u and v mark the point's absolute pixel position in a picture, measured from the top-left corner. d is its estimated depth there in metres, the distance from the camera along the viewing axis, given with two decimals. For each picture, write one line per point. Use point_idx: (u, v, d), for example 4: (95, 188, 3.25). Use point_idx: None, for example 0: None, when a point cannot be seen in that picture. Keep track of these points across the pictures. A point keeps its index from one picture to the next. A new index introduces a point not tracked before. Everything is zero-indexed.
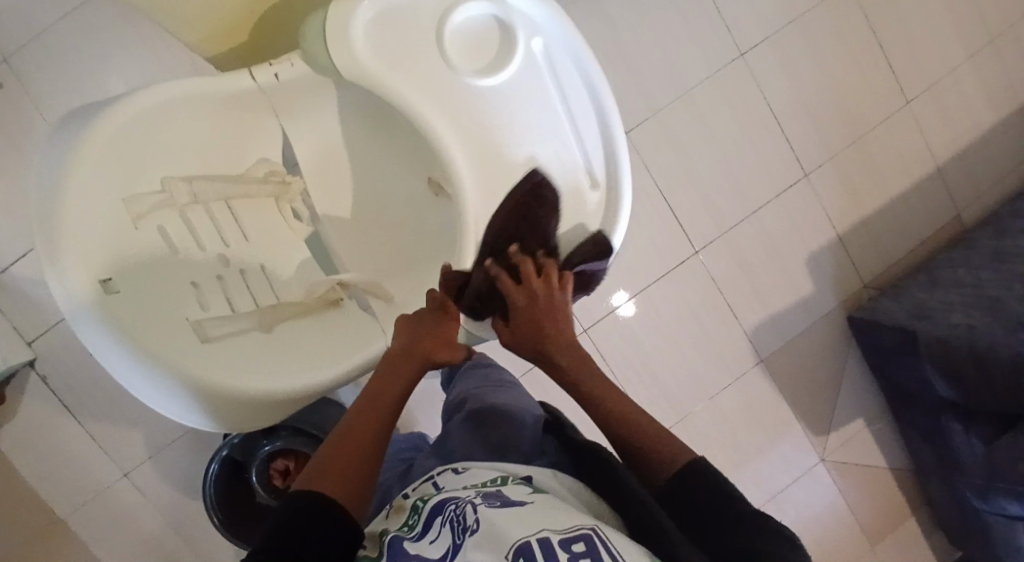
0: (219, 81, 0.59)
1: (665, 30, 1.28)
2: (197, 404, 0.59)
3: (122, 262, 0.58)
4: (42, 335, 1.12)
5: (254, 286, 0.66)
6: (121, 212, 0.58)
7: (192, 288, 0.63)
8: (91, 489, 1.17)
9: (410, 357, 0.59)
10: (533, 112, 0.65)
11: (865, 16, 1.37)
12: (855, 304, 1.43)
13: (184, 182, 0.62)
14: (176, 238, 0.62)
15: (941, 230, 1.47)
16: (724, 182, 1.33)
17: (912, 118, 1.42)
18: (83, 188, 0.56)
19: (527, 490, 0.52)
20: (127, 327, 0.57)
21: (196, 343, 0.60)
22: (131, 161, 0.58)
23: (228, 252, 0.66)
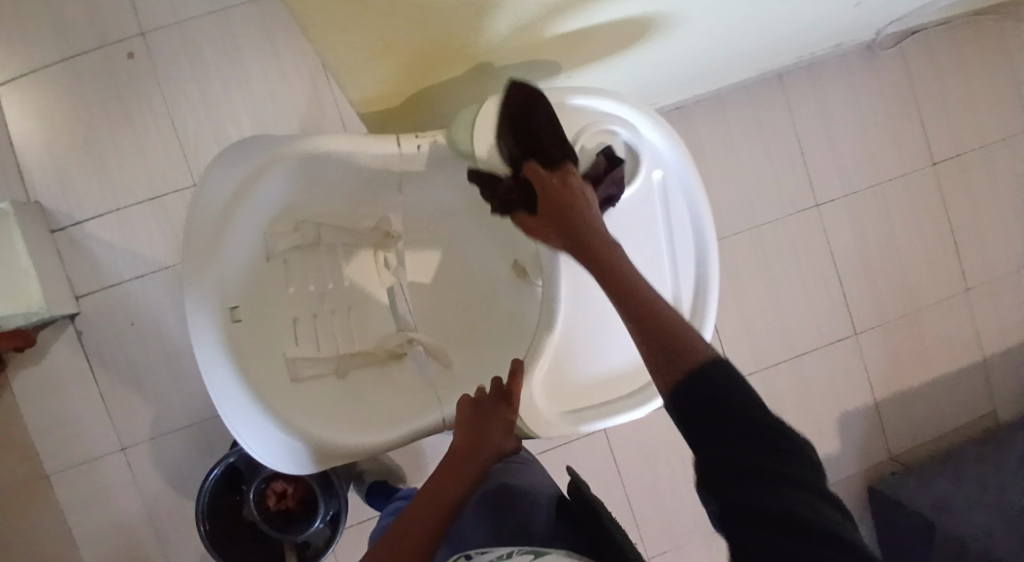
0: (370, 143, 0.59)
1: (749, 160, 1.32)
2: (275, 441, 0.58)
3: (243, 289, 0.60)
4: (91, 293, 1.15)
5: (336, 328, 0.70)
6: (257, 243, 0.61)
7: (292, 323, 0.66)
8: (85, 454, 1.17)
9: (475, 455, 0.62)
10: (637, 238, 0.67)
11: (943, 197, 1.40)
12: (876, 473, 1.40)
13: (313, 224, 0.66)
14: (289, 272, 0.66)
15: (976, 422, 1.45)
16: (773, 319, 1.34)
17: (969, 305, 1.43)
18: (240, 217, 0.58)
19: None
20: (238, 353, 0.58)
21: (287, 381, 0.62)
22: (281, 200, 0.60)
23: (326, 291, 0.70)
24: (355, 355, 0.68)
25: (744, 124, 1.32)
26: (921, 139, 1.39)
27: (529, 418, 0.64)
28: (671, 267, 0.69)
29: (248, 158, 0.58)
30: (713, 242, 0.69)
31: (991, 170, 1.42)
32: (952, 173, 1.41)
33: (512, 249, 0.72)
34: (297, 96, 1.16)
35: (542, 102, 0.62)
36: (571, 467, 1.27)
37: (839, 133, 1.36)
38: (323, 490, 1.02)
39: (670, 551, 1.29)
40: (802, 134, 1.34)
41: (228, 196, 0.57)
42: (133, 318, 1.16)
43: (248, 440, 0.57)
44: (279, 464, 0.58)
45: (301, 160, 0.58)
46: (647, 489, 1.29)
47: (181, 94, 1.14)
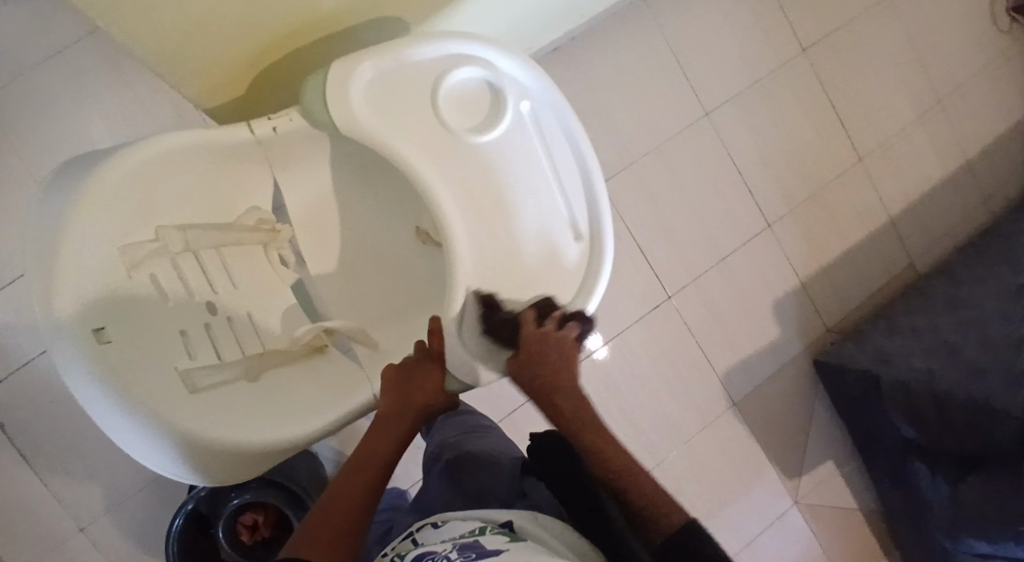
0: (220, 132, 0.59)
1: (636, 83, 1.34)
2: (181, 457, 0.57)
3: (108, 310, 0.57)
4: (0, 381, 1.08)
5: (241, 333, 0.67)
6: (112, 257, 0.57)
7: (181, 335, 0.62)
8: (42, 545, 1.11)
9: (404, 416, 0.61)
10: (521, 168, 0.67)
11: (821, 77, 1.46)
12: (820, 348, 1.47)
13: (176, 230, 0.62)
14: (165, 284, 0.62)
15: (898, 278, 1.53)
16: (693, 230, 1.38)
17: (868, 172, 1.50)
18: (81, 235, 0.55)
19: (504, 540, 0.51)
20: (117, 377, 0.55)
21: (186, 394, 0.59)
22: (124, 210, 0.57)
23: (216, 298, 0.66)
24: (265, 354, 0.66)
25: (622, 49, 1.33)
26: (788, 26, 1.43)
27: (458, 367, 0.65)
28: (560, 190, 0.69)
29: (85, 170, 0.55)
30: (592, 155, 0.69)
31: (859, 42, 1.48)
32: (825, 52, 1.46)
33: (412, 217, 0.73)
34: (164, 123, 1.10)
35: (388, 54, 0.62)
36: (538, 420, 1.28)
37: (714, 37, 1.38)
38: (294, 510, 0.99)
39: (652, 472, 1.33)
40: (679, 46, 1.36)
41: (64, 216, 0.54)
42: (53, 394, 1.10)
43: (155, 460, 0.56)
44: (182, 475, 0.58)
45: (138, 163, 0.56)
46: (617, 421, 1.31)
47: (38, 150, 1.07)
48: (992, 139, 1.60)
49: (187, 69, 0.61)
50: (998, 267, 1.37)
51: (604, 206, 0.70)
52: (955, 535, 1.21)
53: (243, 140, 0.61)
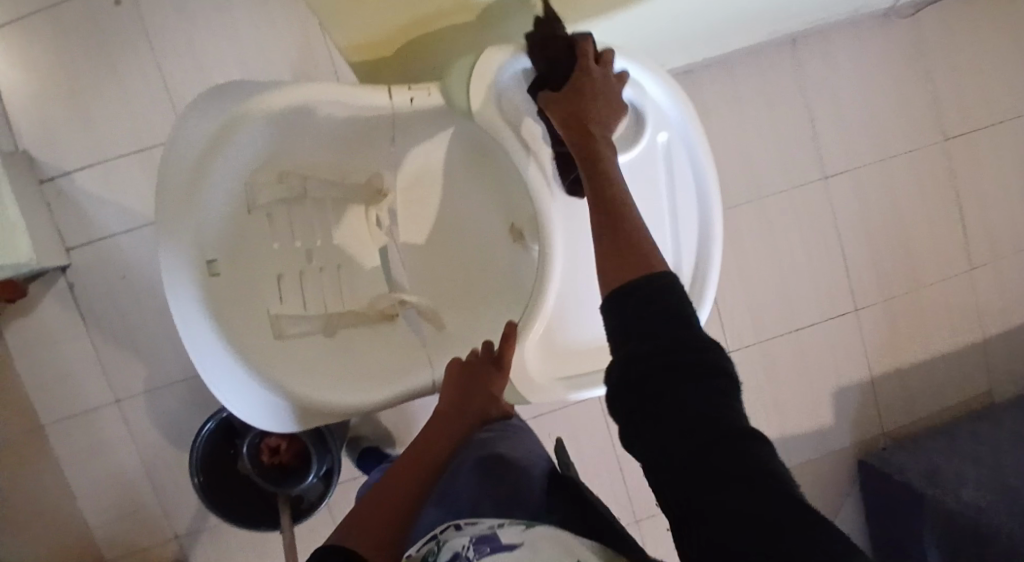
0: (364, 95, 0.59)
1: (757, 128, 1.29)
2: (262, 403, 0.58)
3: (223, 245, 0.59)
4: (82, 246, 1.14)
5: (327, 288, 0.68)
6: (238, 194, 0.60)
7: (277, 280, 0.64)
8: (80, 407, 1.17)
9: (460, 415, 0.62)
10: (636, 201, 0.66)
11: (953, 173, 1.37)
12: (867, 447, 1.41)
13: (301, 177, 0.64)
14: (275, 227, 0.65)
15: (972, 399, 1.44)
16: (773, 291, 1.33)
17: (973, 281, 1.41)
18: (218, 167, 0.57)
19: (519, 530, 0.52)
20: (217, 309, 0.57)
21: (272, 337, 0.61)
22: (261, 153, 0.60)
23: (314, 247, 0.68)
24: (343, 313, 0.67)
25: (752, 90, 1.28)
26: (935, 112, 1.35)
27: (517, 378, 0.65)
28: (672, 225, 0.67)
29: (230, 100, 0.57)
30: (716, 196, 0.67)
31: (1004, 145, 1.39)
32: (964, 147, 1.37)
33: (508, 211, 0.72)
34: (293, 48, 1.12)
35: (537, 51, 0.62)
36: (564, 434, 1.26)
37: (851, 102, 1.32)
38: (318, 450, 1.02)
39: (661, 515, 1.30)
40: (813, 101, 1.31)
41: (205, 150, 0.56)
42: (125, 272, 1.15)
43: (235, 403, 0.57)
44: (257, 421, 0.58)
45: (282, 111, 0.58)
46: (640, 454, 1.29)
47: (175, 44, 1.11)
48: None
49: (346, 23, 0.63)
50: None
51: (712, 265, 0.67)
52: None
53: (381, 105, 0.60)
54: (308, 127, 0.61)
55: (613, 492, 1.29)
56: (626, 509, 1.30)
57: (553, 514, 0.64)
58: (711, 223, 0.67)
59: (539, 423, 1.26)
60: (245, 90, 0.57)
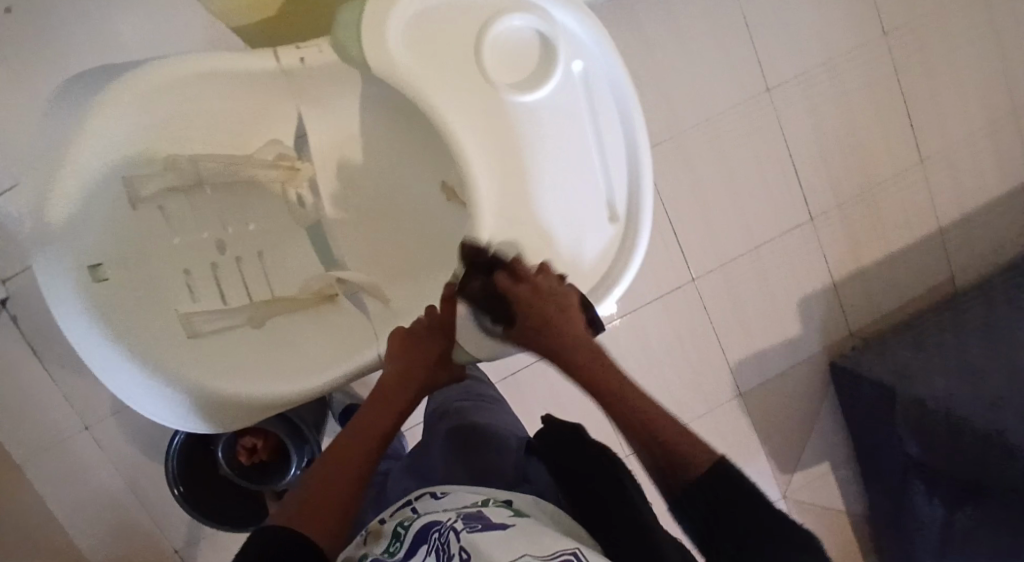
0: (248, 55, 0.58)
1: (697, 49, 1.26)
2: (176, 401, 0.57)
3: (109, 244, 0.58)
4: (20, 275, 1.07)
5: (247, 276, 0.67)
6: (115, 188, 0.57)
7: (184, 275, 0.63)
8: (47, 439, 1.12)
9: (407, 385, 0.60)
10: (561, 136, 0.65)
11: (897, 69, 1.36)
12: (839, 351, 1.43)
13: (190, 160, 0.61)
14: (172, 219, 0.62)
15: (935, 292, 1.47)
16: (731, 212, 1.32)
17: (926, 176, 1.42)
18: (85, 162, 0.54)
19: (508, 513, 0.52)
20: (110, 313, 0.56)
21: (184, 336, 0.60)
22: (134, 141, 0.57)
23: (226, 237, 0.66)
24: (272, 302, 0.65)
25: (687, 10, 1.25)
26: (871, 7, 1.33)
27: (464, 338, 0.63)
28: (600, 157, 0.66)
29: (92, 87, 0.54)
30: (641, 124, 0.66)
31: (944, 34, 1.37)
32: (905, 41, 1.36)
33: (438, 171, 0.68)
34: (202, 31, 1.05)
35: None
36: (544, 386, 1.26)
37: (787, 10, 1.29)
38: (295, 443, 0.99)
39: None
40: (750, 13, 1.28)
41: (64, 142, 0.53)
42: None
43: (145, 403, 0.56)
44: (172, 419, 0.58)
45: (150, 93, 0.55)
46: None
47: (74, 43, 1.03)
48: None
49: None
50: None
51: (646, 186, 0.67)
52: None
53: (268, 64, 0.59)
54: (179, 105, 0.58)
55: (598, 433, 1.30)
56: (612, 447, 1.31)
57: (529, 484, 0.63)
58: (638, 150, 0.66)
59: (517, 380, 1.25)
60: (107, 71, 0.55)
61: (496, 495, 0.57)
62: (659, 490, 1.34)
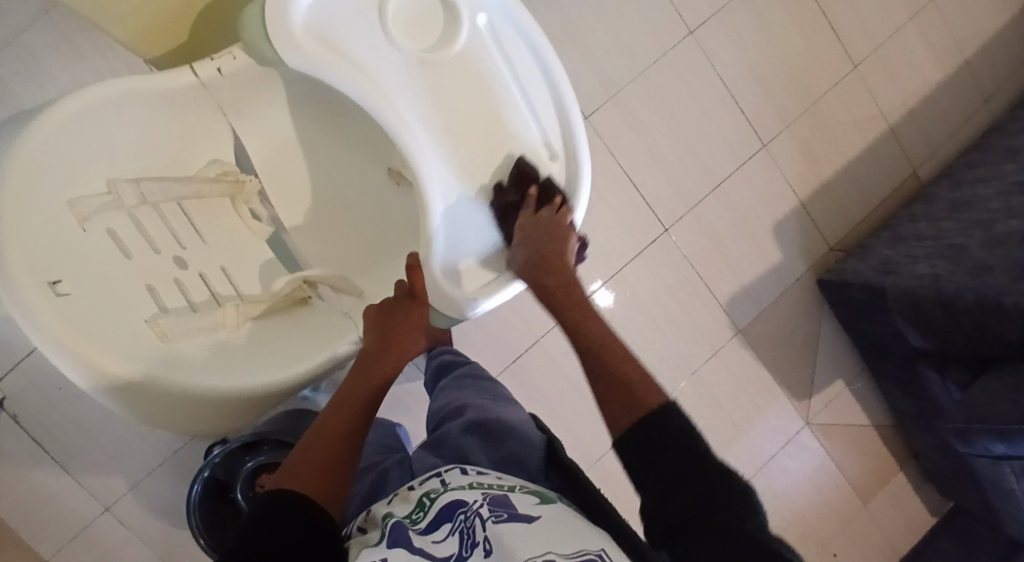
0: (166, 79, 0.61)
1: (615, 7, 1.28)
2: (164, 413, 0.55)
3: (64, 259, 0.54)
4: (9, 373, 1.05)
5: (213, 285, 0.66)
6: (62, 211, 0.55)
7: (148, 290, 0.60)
8: (73, 528, 1.10)
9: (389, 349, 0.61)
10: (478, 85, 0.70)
11: None
12: (823, 267, 1.45)
13: (130, 183, 0.60)
14: (122, 236, 0.60)
15: (900, 189, 1.50)
16: (686, 156, 1.34)
17: (863, 80, 1.45)
18: (30, 180, 0.52)
19: (535, 503, 0.54)
20: (80, 329, 0.52)
21: (161, 343, 0.57)
22: (72, 159, 0.56)
23: (183, 253, 0.65)
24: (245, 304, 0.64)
25: None
26: None
27: (436, 300, 0.67)
28: (524, 100, 0.72)
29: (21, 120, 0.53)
30: (555, 59, 0.72)
31: None
32: None
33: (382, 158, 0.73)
34: None
35: None
36: (547, 365, 1.27)
37: None
38: None
39: None
40: None
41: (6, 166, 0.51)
42: (63, 381, 1.07)
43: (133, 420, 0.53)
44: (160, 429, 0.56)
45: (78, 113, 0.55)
46: None
47: None
48: (991, 35, 1.54)
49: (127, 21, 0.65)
50: (1003, 166, 1.33)
51: (573, 116, 0.72)
52: (971, 437, 1.19)
53: (187, 81, 0.62)
54: (105, 123, 0.58)
55: None
56: None
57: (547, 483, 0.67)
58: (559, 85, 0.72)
59: (518, 366, 1.26)
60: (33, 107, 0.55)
61: (523, 486, 0.59)
62: None
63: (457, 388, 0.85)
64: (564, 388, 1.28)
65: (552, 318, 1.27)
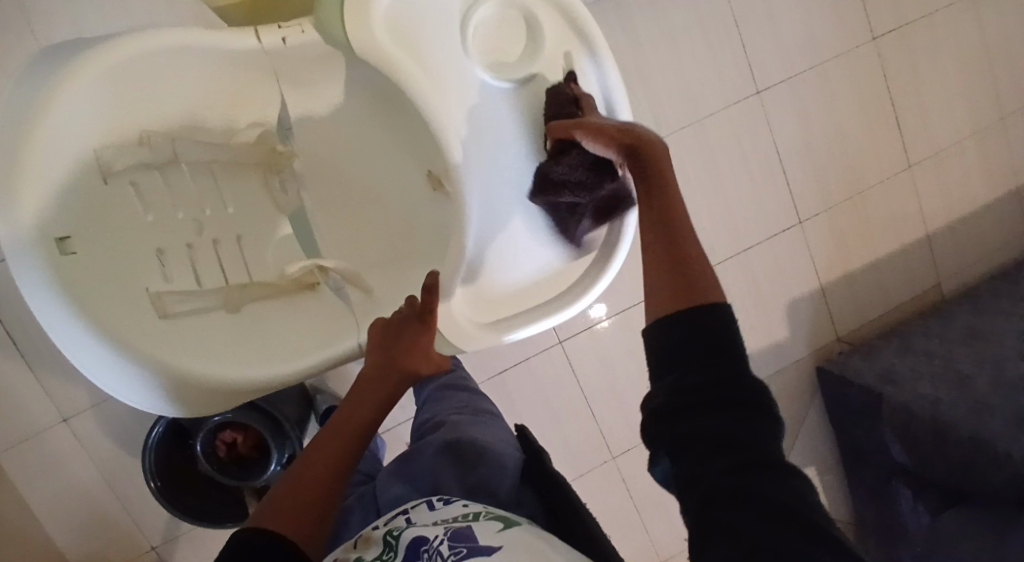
0: (224, 37, 0.62)
1: (688, 49, 1.26)
2: (144, 383, 0.61)
3: (74, 214, 0.60)
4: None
5: (225, 258, 0.69)
6: (87, 156, 0.60)
7: (156, 255, 0.65)
8: (24, 430, 1.08)
9: (386, 376, 0.61)
10: (532, 118, 0.72)
11: (885, 74, 1.37)
12: (826, 355, 1.43)
13: (163, 136, 0.64)
14: (145, 198, 0.65)
15: (920, 297, 1.48)
16: (721, 214, 1.32)
17: (913, 182, 1.42)
18: (55, 123, 0.57)
19: (496, 527, 0.52)
20: (71, 284, 0.58)
21: (155, 318, 0.63)
22: (105, 108, 0.60)
23: (203, 218, 0.68)
24: (248, 287, 0.68)
25: (679, 10, 1.24)
26: (860, 12, 1.33)
27: (455, 331, 0.68)
28: None
29: (63, 60, 0.57)
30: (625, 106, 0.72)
31: (930, 41, 1.38)
32: (894, 47, 1.36)
33: (425, 160, 0.71)
34: None
35: None
36: (533, 385, 1.25)
37: (777, 12, 1.29)
38: (274, 437, 0.94)
39: (634, 449, 1.31)
40: (740, 15, 1.27)
41: (37, 98, 0.56)
42: None
43: (112, 384, 0.60)
44: (138, 399, 0.61)
45: (111, 70, 0.58)
46: (606, 395, 1.28)
47: None
48: None
49: None
50: None
51: None
52: None
53: (248, 46, 0.63)
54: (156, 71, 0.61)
55: (586, 435, 1.29)
56: (599, 449, 1.30)
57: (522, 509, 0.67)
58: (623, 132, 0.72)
59: (503, 379, 1.24)
60: (75, 47, 0.58)
61: (487, 512, 0.57)
62: (646, 494, 1.33)
63: (437, 400, 0.85)
64: (541, 412, 1.26)
65: (548, 341, 1.24)
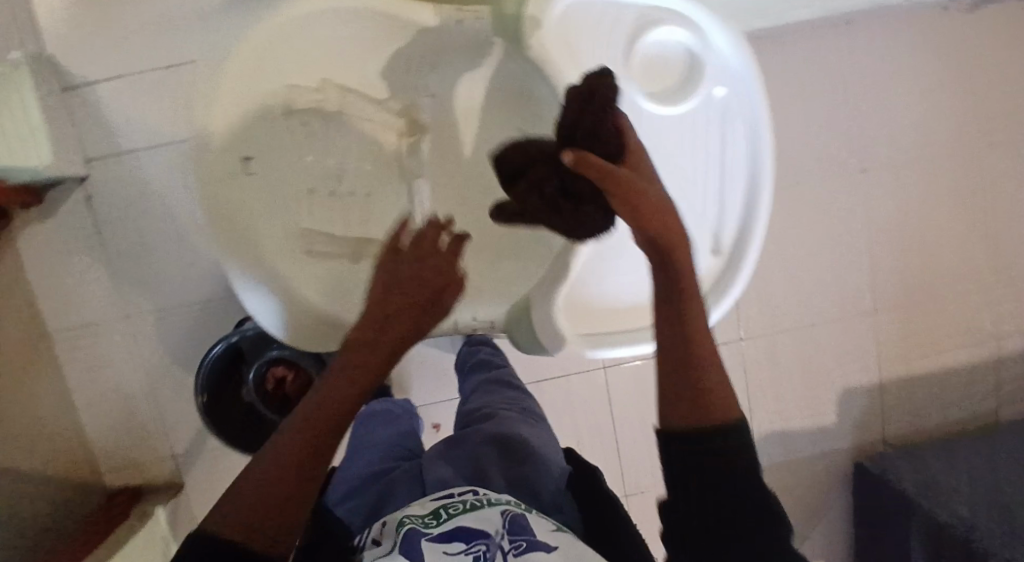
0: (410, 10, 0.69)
1: (798, 113, 1.24)
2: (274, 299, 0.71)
3: (260, 143, 0.72)
4: (104, 158, 1.09)
5: (353, 214, 0.78)
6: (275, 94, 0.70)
7: (307, 194, 0.76)
8: (88, 319, 1.13)
9: (388, 328, 0.52)
10: (675, 146, 0.73)
11: (998, 181, 1.31)
12: (865, 450, 1.40)
13: (338, 89, 0.72)
14: (307, 141, 0.75)
15: (980, 415, 1.42)
16: (793, 283, 1.30)
17: (1000, 297, 1.36)
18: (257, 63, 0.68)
19: (550, 527, 0.53)
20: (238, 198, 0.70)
21: (298, 247, 0.74)
22: (294, 56, 0.70)
23: (346, 171, 0.77)
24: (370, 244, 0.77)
25: (799, 72, 1.23)
26: (985, 115, 1.29)
27: (544, 331, 0.72)
28: (718, 177, 0.75)
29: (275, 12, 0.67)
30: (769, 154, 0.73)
31: None
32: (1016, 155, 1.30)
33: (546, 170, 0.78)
34: None
35: None
36: (568, 402, 1.25)
37: (900, 94, 1.26)
38: None
39: (651, 491, 1.29)
40: (860, 90, 1.25)
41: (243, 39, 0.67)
42: (144, 189, 1.11)
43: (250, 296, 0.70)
44: (265, 316, 0.71)
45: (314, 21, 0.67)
46: (637, 430, 1.27)
47: None
48: None
49: None
50: None
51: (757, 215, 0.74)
52: None
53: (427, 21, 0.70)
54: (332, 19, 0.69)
55: (607, 465, 1.28)
56: (616, 482, 1.29)
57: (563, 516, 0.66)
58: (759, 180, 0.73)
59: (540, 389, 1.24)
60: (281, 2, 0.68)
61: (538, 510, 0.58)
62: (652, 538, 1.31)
63: (487, 392, 0.87)
64: (569, 430, 1.26)
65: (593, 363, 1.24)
